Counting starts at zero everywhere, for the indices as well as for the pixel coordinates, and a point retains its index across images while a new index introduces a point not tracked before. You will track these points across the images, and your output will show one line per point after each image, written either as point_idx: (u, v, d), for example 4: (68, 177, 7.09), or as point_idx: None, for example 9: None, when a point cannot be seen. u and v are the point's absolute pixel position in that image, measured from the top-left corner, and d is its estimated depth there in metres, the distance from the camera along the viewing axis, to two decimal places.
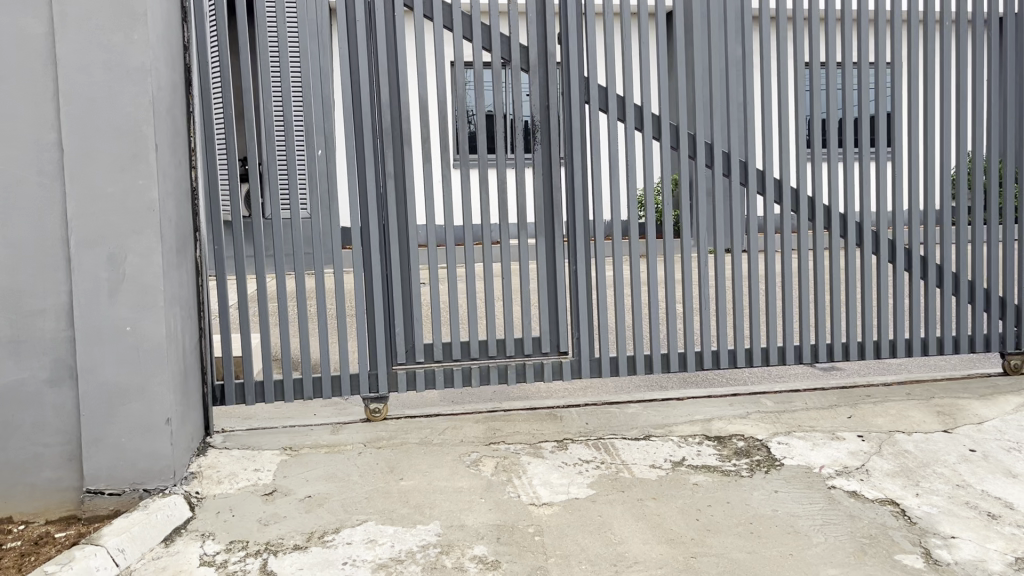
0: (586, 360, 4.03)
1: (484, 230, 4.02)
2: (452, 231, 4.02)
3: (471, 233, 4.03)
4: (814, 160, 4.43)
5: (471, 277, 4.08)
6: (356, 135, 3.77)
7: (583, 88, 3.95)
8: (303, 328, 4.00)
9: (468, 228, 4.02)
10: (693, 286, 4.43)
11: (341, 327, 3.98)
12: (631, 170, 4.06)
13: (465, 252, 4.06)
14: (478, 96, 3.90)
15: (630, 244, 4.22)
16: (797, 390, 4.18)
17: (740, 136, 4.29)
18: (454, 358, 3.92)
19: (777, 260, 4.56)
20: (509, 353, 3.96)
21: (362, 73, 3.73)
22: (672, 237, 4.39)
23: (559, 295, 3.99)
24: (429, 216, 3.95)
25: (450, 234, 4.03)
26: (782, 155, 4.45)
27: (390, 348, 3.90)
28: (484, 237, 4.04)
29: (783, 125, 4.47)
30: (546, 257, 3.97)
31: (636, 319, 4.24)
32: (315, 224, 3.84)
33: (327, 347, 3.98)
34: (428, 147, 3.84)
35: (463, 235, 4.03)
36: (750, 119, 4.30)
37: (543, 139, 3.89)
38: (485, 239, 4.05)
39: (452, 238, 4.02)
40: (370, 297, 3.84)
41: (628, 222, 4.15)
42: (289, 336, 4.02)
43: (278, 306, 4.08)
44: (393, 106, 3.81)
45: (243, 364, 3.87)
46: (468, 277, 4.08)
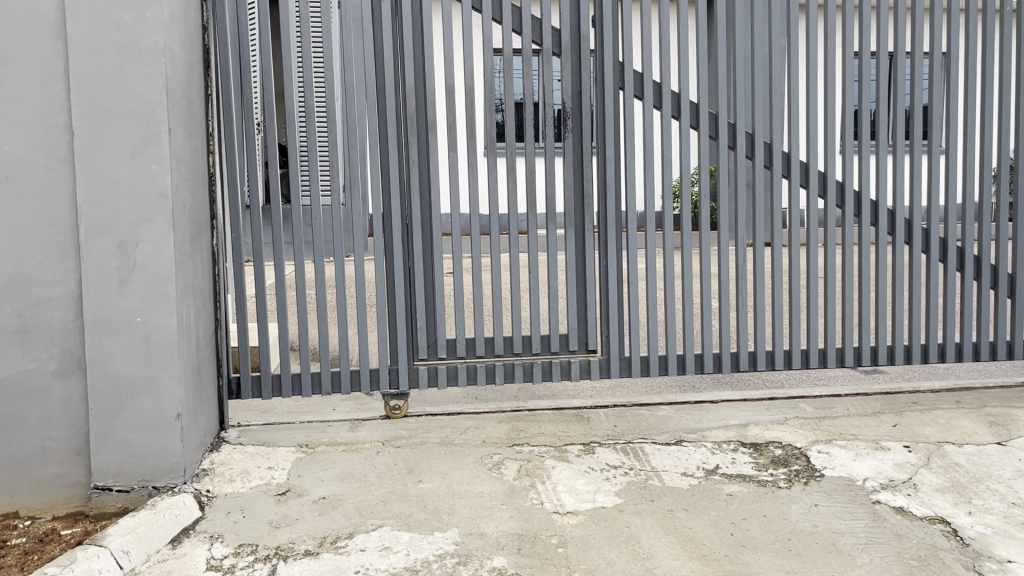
0: (616, 359, 3.84)
1: (511, 219, 3.84)
2: (477, 219, 3.84)
3: (497, 221, 3.84)
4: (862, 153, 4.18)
5: (497, 270, 3.89)
6: (380, 119, 3.61)
7: (617, 73, 3.75)
8: (324, 317, 3.84)
9: (494, 216, 3.84)
10: (730, 282, 4.22)
11: (360, 316, 3.80)
12: (667, 160, 3.85)
13: (492, 240, 3.87)
14: (506, 80, 3.72)
15: (664, 237, 4.02)
16: (839, 395, 3.96)
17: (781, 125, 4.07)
18: (478, 355, 3.76)
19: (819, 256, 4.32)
20: (535, 351, 3.79)
21: (388, 55, 3.57)
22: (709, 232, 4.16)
23: (589, 290, 3.80)
24: (454, 205, 3.78)
25: (476, 223, 3.85)
26: (828, 144, 4.20)
27: (411, 343, 3.74)
28: (510, 226, 3.86)
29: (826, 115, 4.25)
30: (575, 246, 3.77)
31: (669, 316, 4.03)
32: (336, 210, 3.67)
33: (346, 335, 3.82)
34: (454, 133, 3.66)
35: (489, 222, 3.84)
36: (793, 107, 4.07)
37: (574, 127, 3.71)
38: (511, 229, 3.86)
39: (478, 225, 3.85)
40: (390, 287, 3.69)
41: (663, 212, 3.93)
42: (308, 324, 3.86)
43: (296, 294, 3.92)
44: (418, 91, 3.65)
45: (260, 353, 3.75)
46: (493, 267, 3.89)
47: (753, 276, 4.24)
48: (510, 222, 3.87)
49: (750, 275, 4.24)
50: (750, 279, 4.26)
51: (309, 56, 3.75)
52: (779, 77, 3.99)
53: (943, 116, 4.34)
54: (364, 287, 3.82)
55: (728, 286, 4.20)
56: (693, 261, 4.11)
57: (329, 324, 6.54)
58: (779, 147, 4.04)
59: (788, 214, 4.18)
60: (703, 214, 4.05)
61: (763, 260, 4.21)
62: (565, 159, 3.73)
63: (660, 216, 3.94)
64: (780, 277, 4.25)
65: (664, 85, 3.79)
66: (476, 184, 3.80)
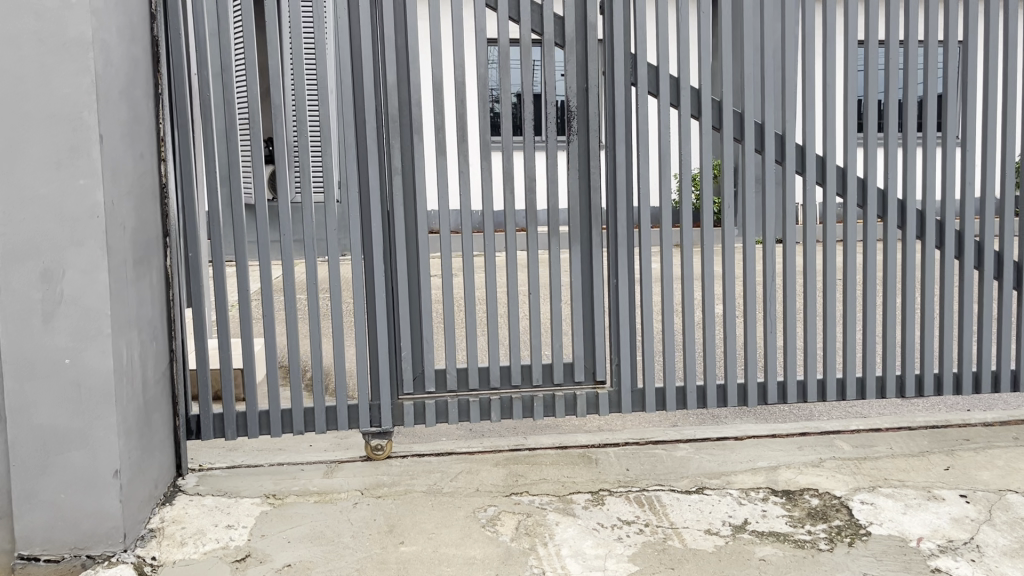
0: (627, 391, 3.39)
1: (507, 215, 3.36)
2: (468, 215, 3.35)
3: (492, 219, 3.36)
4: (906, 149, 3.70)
5: (492, 283, 3.43)
6: (358, 119, 3.15)
7: (629, 66, 3.28)
8: (292, 328, 3.37)
9: (488, 214, 3.37)
10: (755, 285, 3.71)
11: (336, 334, 3.35)
12: (686, 165, 3.38)
13: (486, 242, 3.41)
14: (502, 74, 3.25)
15: (684, 241, 3.52)
16: (880, 430, 3.51)
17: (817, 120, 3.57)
18: (471, 388, 3.32)
19: (861, 253, 3.71)
20: (536, 383, 3.34)
21: (365, 47, 3.11)
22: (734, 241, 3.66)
23: (598, 314, 3.34)
24: (441, 208, 3.30)
25: (467, 221, 3.37)
26: (867, 136, 3.61)
27: (395, 375, 3.30)
28: (507, 229, 3.38)
29: (863, 105, 3.69)
30: (581, 248, 3.30)
31: (687, 330, 3.55)
32: (328, 208, 3.22)
33: (319, 358, 3.34)
34: (442, 136, 3.20)
35: (483, 223, 3.36)
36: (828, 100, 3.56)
37: (580, 127, 3.26)
38: (507, 226, 3.38)
39: (470, 225, 3.36)
40: (371, 305, 3.23)
41: (682, 211, 3.45)
42: (277, 338, 3.40)
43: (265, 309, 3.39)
44: (402, 88, 3.20)
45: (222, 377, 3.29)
46: (489, 271, 3.43)
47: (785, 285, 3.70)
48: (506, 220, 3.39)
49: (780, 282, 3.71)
50: (778, 284, 3.72)
51: (278, 50, 3.29)
52: (814, 69, 3.49)
53: (998, 113, 3.84)
54: (341, 298, 3.36)
55: (752, 299, 3.71)
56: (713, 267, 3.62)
57: (321, 340, 6.13)
58: (813, 149, 3.55)
59: (822, 212, 3.66)
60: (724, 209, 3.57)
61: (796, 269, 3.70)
62: (569, 161, 3.27)
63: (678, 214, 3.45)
64: (812, 286, 3.75)
65: (682, 79, 3.32)
66: (468, 194, 3.33)
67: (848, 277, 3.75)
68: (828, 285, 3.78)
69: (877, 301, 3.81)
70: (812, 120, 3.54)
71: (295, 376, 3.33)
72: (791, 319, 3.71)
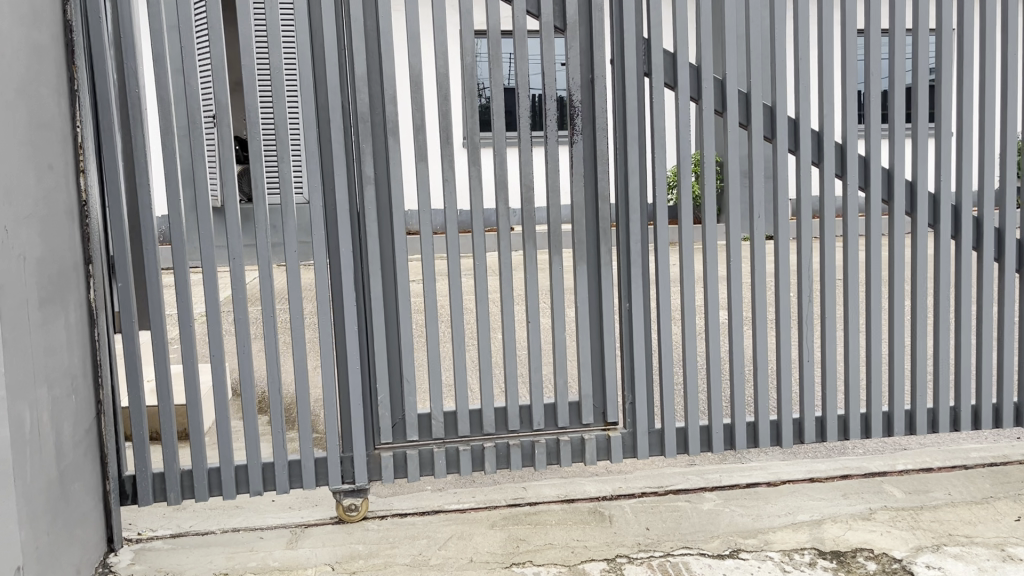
0: (644, 434, 2.90)
1: (499, 216, 2.84)
2: (454, 214, 2.81)
3: (482, 219, 2.85)
4: (962, 141, 3.08)
5: (482, 292, 2.91)
6: (320, 118, 2.62)
7: (642, 54, 2.80)
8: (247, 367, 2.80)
9: (477, 211, 2.85)
10: (788, 293, 3.08)
11: (297, 358, 2.77)
12: (707, 169, 2.89)
13: (473, 243, 2.88)
14: (492, 65, 2.74)
15: (706, 250, 2.98)
16: (934, 472, 3.05)
17: (854, 117, 3.00)
18: (460, 436, 2.82)
19: (906, 247, 3.12)
20: (537, 428, 2.85)
21: (329, 33, 2.59)
22: (763, 241, 3.00)
23: (608, 343, 2.85)
24: (421, 209, 2.78)
25: (452, 219, 2.82)
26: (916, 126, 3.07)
27: (371, 422, 2.79)
28: (499, 237, 2.87)
29: (911, 92, 3.05)
30: (587, 263, 2.82)
31: (710, 351, 3.03)
32: (288, 218, 2.69)
33: (275, 395, 2.75)
34: (423, 140, 2.69)
35: (471, 222, 2.85)
36: (866, 90, 2.99)
37: (586, 127, 2.78)
38: (499, 226, 2.86)
39: (457, 226, 2.82)
40: (339, 331, 2.70)
41: (703, 210, 2.92)
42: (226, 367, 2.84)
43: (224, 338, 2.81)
44: (374, 82, 2.68)
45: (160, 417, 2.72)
46: (476, 279, 2.91)
47: (821, 293, 3.10)
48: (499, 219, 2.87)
49: (816, 281, 3.09)
50: (812, 298, 3.11)
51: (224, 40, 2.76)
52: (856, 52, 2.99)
53: None
54: (302, 314, 2.76)
55: (786, 311, 3.07)
56: (740, 266, 3.01)
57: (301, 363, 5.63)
58: (855, 149, 3.00)
59: (866, 208, 3.03)
60: (749, 207, 2.97)
61: (835, 274, 3.09)
62: (573, 168, 2.78)
63: (700, 208, 2.90)
64: (852, 289, 3.13)
65: (703, 70, 2.83)
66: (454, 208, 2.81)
67: (895, 273, 3.13)
68: (872, 278, 3.12)
69: (931, 302, 3.17)
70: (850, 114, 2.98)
71: (248, 413, 2.75)
72: (831, 331, 3.11)
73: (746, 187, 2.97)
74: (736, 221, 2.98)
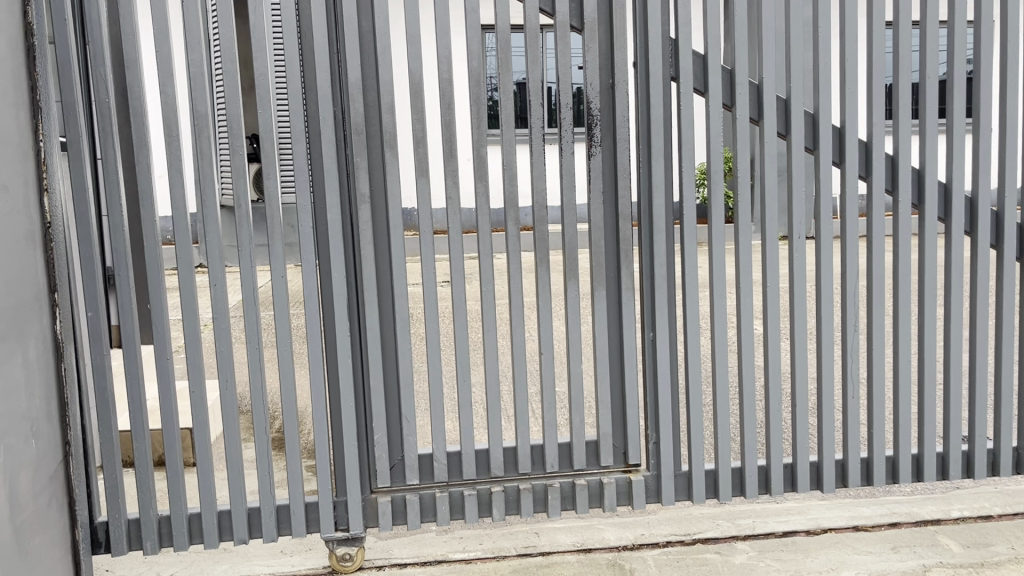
0: (669, 477, 2.62)
1: (507, 213, 2.54)
2: (457, 213, 2.54)
3: (488, 218, 2.56)
4: None
5: (489, 311, 2.63)
6: (311, 124, 2.36)
7: (669, 55, 2.51)
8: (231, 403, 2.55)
9: (483, 211, 2.57)
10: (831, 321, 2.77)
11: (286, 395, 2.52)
12: (741, 182, 2.59)
13: (479, 244, 2.60)
14: (501, 65, 2.46)
15: (738, 265, 2.67)
16: (996, 522, 2.73)
17: (907, 114, 2.67)
18: (465, 479, 2.56)
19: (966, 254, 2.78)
20: (551, 470, 2.58)
21: (319, 32, 2.33)
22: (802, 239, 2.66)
23: (630, 377, 2.57)
24: (420, 207, 2.49)
25: (455, 220, 2.55)
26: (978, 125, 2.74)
27: (367, 464, 2.53)
28: (507, 236, 2.58)
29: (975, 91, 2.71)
30: (606, 289, 2.54)
31: (743, 383, 2.71)
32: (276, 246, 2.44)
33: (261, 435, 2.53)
34: (423, 150, 2.42)
35: (476, 222, 2.57)
36: (921, 81, 2.67)
37: (606, 137, 2.50)
38: (508, 225, 2.57)
39: (460, 225, 2.55)
40: (331, 365, 2.45)
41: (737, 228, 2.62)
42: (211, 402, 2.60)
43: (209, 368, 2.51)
44: (371, 87, 2.42)
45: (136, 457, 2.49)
46: (481, 279, 2.62)
47: (869, 303, 2.73)
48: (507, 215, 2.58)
49: (863, 293, 2.73)
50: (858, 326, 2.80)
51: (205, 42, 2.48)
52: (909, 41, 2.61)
53: None
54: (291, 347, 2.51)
55: (828, 340, 2.71)
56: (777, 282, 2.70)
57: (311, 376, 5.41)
58: (909, 159, 2.67)
59: (919, 226, 2.70)
60: (788, 209, 2.65)
61: (884, 298, 2.72)
62: (591, 182, 2.50)
63: (733, 212, 2.60)
64: (904, 313, 2.75)
65: (738, 71, 2.53)
66: (457, 221, 2.55)
67: (952, 293, 2.75)
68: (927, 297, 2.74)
69: (993, 324, 2.83)
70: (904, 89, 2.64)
71: (231, 452, 2.51)
72: (878, 361, 2.73)
73: (786, 191, 2.64)
74: (773, 219, 2.66)
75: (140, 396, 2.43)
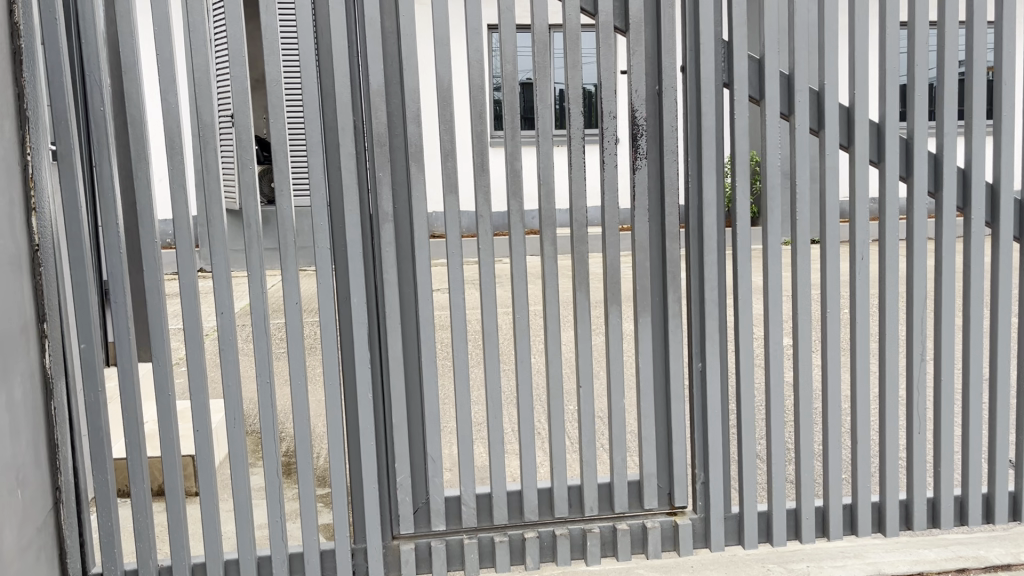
0: (719, 520, 2.41)
1: (542, 215, 2.29)
2: (487, 213, 2.26)
3: (520, 219, 2.30)
4: None
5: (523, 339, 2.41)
6: (328, 134, 2.13)
7: (721, 60, 2.28)
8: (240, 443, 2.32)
9: (515, 212, 2.30)
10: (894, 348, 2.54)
11: (299, 432, 2.30)
12: (798, 198, 2.36)
13: (511, 245, 2.32)
14: (538, 69, 2.23)
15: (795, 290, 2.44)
16: None
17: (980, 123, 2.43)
18: (496, 524, 2.33)
19: None
20: (589, 514, 2.36)
21: (338, 32, 2.10)
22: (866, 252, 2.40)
23: (676, 412, 2.35)
24: (446, 209, 2.24)
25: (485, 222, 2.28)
26: None
27: (388, 508, 2.30)
28: (542, 240, 2.32)
29: None
30: (651, 316, 2.32)
31: (799, 416, 2.48)
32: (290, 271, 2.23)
33: (273, 481, 2.27)
34: (452, 164, 2.19)
35: (507, 224, 2.30)
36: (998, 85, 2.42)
37: (652, 148, 2.27)
38: (543, 227, 2.31)
39: (491, 227, 2.27)
40: (349, 401, 2.22)
41: (794, 249, 2.38)
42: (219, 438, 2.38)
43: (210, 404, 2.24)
44: (395, 94, 2.19)
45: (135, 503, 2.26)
46: (513, 279, 2.33)
47: (935, 330, 2.50)
48: (542, 218, 2.31)
49: (930, 318, 2.50)
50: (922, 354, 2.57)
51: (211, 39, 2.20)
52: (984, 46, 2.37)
53: None
54: (304, 380, 2.28)
55: (892, 372, 2.47)
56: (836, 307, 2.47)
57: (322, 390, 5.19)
58: (983, 173, 2.42)
59: (993, 246, 2.46)
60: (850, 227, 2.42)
61: (954, 325, 2.49)
62: (635, 198, 2.27)
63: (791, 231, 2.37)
64: (975, 341, 2.51)
65: (795, 77, 2.31)
66: (486, 224, 2.27)
67: None
68: (1000, 324, 2.51)
69: None
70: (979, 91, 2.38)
71: (238, 498, 2.27)
72: (947, 393, 2.50)
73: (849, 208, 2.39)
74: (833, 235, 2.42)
75: (140, 435, 2.22)
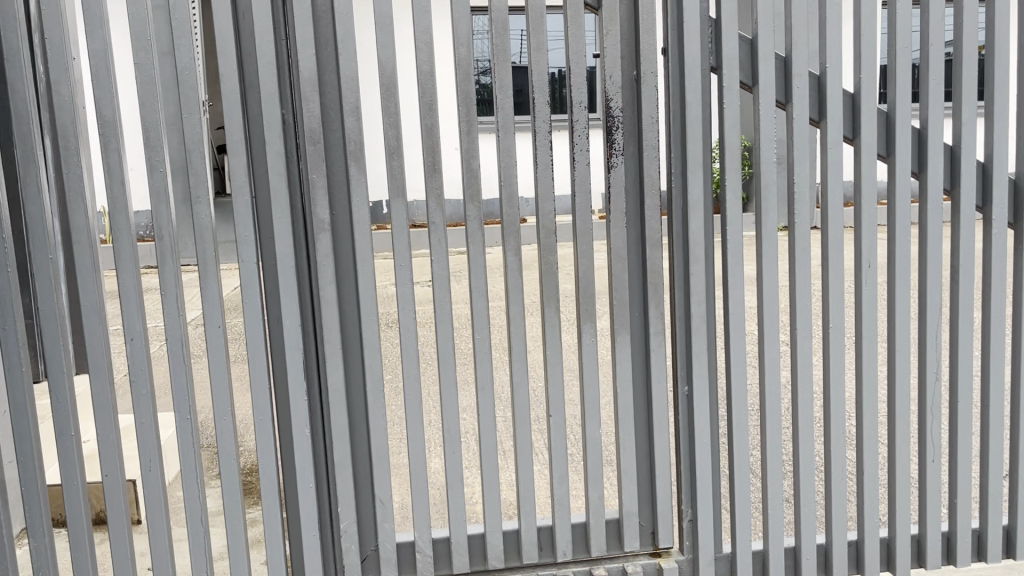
0: (708, 562, 2.13)
1: (503, 205, 1.99)
2: (438, 203, 1.97)
3: (478, 210, 1.99)
4: None
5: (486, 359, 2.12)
6: (253, 128, 1.83)
7: (708, 40, 1.99)
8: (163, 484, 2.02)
9: (472, 198, 2.00)
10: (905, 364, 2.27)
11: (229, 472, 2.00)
12: (797, 197, 2.07)
13: (467, 236, 2.01)
14: (496, 52, 1.94)
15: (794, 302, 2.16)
16: None
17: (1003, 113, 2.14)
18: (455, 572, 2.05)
19: None
20: (561, 559, 2.08)
21: (261, 10, 1.80)
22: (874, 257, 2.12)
23: (659, 442, 2.07)
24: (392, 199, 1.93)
25: (436, 214, 1.99)
26: None
27: (333, 555, 2.01)
28: (504, 239, 2.01)
29: None
30: (630, 334, 2.04)
31: (798, 442, 2.20)
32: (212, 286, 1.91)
33: (198, 528, 1.97)
34: (399, 162, 1.90)
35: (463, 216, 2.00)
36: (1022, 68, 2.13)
37: (628, 142, 1.98)
38: (504, 216, 2.00)
39: (443, 216, 1.98)
40: (283, 439, 1.93)
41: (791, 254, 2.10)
42: None
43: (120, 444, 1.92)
44: (330, 83, 1.89)
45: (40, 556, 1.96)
46: (471, 287, 2.03)
47: (950, 344, 2.22)
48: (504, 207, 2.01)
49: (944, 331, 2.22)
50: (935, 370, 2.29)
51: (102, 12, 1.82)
52: (1008, 22, 2.09)
53: None
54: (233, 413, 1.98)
55: (903, 392, 2.19)
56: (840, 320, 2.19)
57: None
58: (1004, 168, 2.14)
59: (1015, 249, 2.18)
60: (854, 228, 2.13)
61: (972, 337, 2.21)
62: (610, 196, 1.98)
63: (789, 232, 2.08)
64: (994, 355, 2.24)
65: (792, 60, 2.02)
66: (438, 212, 1.97)
67: None
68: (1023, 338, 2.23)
69: None
70: (1002, 71, 2.09)
71: (158, 548, 1.98)
72: (964, 415, 2.22)
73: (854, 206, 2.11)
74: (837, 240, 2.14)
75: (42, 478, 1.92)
